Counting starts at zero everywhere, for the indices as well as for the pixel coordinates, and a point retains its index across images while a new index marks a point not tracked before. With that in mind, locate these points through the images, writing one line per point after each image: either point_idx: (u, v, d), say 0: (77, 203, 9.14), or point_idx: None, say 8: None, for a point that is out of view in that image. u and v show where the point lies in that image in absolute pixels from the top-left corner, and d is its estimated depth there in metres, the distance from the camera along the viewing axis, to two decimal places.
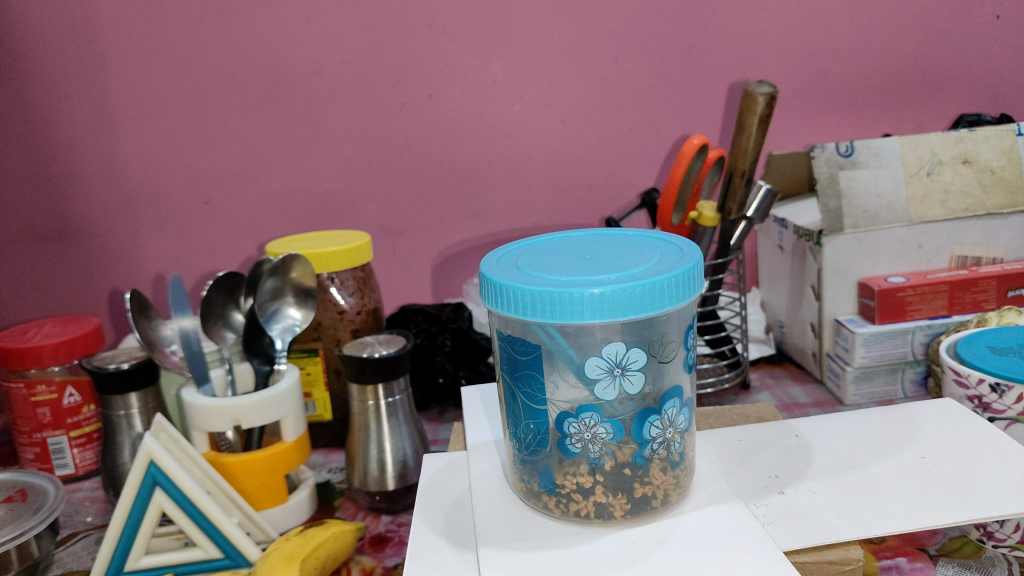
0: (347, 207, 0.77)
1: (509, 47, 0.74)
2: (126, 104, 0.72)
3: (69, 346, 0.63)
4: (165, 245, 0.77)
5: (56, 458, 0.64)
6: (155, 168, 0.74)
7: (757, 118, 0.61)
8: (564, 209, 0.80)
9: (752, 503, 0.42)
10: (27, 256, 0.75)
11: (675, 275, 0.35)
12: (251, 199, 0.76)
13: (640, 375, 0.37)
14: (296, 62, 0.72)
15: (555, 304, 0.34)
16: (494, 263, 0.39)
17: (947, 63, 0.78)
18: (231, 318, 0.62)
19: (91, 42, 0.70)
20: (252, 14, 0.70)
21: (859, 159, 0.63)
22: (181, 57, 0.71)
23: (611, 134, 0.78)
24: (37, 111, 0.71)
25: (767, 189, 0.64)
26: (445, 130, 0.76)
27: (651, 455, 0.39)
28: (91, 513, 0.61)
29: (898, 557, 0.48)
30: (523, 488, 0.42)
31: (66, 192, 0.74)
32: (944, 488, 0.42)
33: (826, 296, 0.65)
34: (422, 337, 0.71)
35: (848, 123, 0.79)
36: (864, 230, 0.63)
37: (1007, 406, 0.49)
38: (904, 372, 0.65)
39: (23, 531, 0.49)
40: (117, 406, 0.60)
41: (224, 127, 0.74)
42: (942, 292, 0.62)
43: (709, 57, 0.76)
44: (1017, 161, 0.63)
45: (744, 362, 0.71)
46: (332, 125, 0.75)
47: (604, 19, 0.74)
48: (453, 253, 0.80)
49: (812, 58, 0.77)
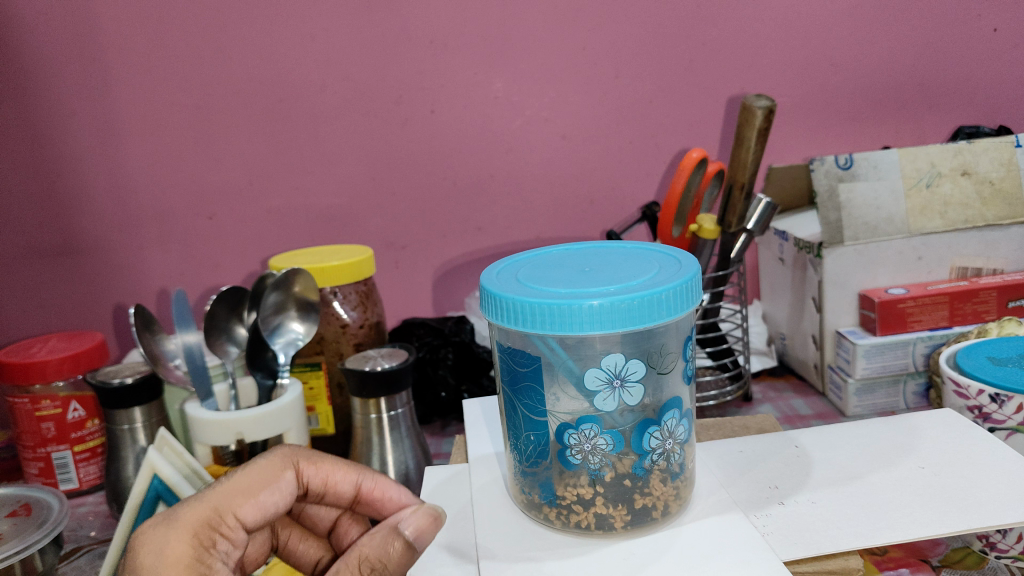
0: (350, 221, 0.78)
1: (510, 63, 0.75)
2: (132, 121, 0.73)
3: (74, 361, 0.64)
4: (169, 260, 0.78)
5: (61, 473, 0.65)
6: (160, 182, 0.75)
7: (757, 132, 0.61)
8: (565, 223, 0.80)
9: (752, 513, 0.42)
10: (32, 273, 0.76)
11: (674, 286, 0.35)
12: (254, 213, 0.77)
13: (639, 387, 0.38)
14: (300, 78, 0.73)
15: (555, 315, 0.34)
16: (494, 276, 0.40)
17: (946, 76, 0.78)
18: (235, 332, 0.63)
19: (97, 60, 0.71)
20: (256, 31, 0.71)
21: (858, 171, 0.63)
22: (186, 75, 0.72)
23: (613, 148, 0.78)
24: (44, 129, 0.73)
25: (767, 201, 0.64)
26: (447, 145, 0.77)
27: (651, 466, 0.39)
28: (96, 527, 0.61)
29: (900, 568, 0.47)
30: (523, 500, 0.42)
31: (71, 208, 0.75)
32: (943, 498, 0.42)
33: (826, 308, 0.65)
34: (424, 351, 0.71)
35: (847, 136, 0.80)
36: (864, 242, 0.63)
37: (1007, 416, 0.49)
38: (906, 383, 0.65)
39: (27, 546, 0.49)
40: (121, 420, 0.60)
41: (228, 143, 0.75)
42: (943, 304, 0.62)
43: (708, 70, 0.77)
44: (1016, 172, 0.64)
45: (746, 374, 0.71)
46: (335, 141, 0.76)
47: (605, 34, 0.75)
48: (454, 267, 0.81)
49: (810, 72, 0.77)
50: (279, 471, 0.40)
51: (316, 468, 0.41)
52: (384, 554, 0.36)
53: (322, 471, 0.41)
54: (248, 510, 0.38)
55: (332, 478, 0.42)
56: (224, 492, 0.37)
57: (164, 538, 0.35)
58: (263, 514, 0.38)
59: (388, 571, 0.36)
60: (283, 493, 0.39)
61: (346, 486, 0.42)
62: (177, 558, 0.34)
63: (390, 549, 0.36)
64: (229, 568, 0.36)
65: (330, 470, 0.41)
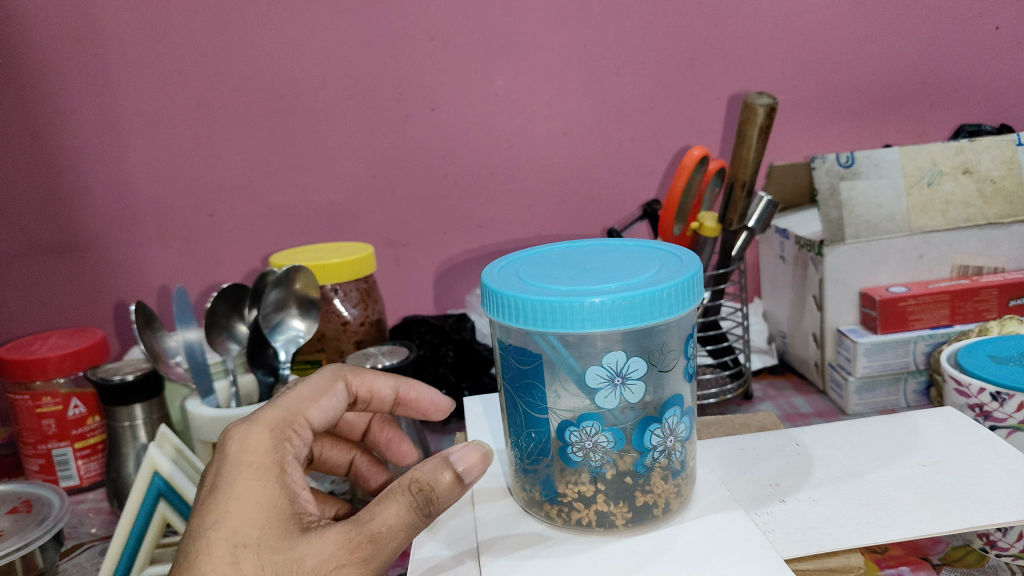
0: (351, 219, 0.78)
1: (511, 61, 0.75)
2: (133, 118, 0.73)
3: (75, 358, 0.64)
4: (170, 257, 0.78)
5: (61, 470, 0.65)
6: (161, 179, 0.75)
7: (757, 130, 0.61)
8: (565, 220, 0.80)
9: (753, 511, 0.42)
10: (33, 270, 0.76)
11: (675, 284, 0.35)
12: (255, 211, 0.77)
13: (640, 384, 0.37)
14: (300, 75, 0.73)
15: (555, 313, 0.34)
16: (495, 273, 0.40)
17: (947, 74, 0.78)
18: (236, 330, 0.63)
19: (97, 57, 0.71)
20: (256, 28, 0.71)
21: (859, 169, 0.63)
22: (186, 72, 0.72)
23: (613, 146, 0.78)
24: (44, 125, 0.72)
25: (767, 200, 0.63)
26: (447, 142, 0.77)
27: (652, 463, 0.39)
28: (96, 524, 0.61)
29: (900, 567, 0.47)
30: (525, 497, 0.42)
31: (72, 205, 0.75)
32: (944, 496, 0.42)
33: (827, 305, 0.65)
34: (425, 348, 0.71)
35: (848, 134, 0.80)
36: (865, 240, 0.63)
37: (1008, 414, 0.49)
38: (907, 382, 0.65)
39: (27, 542, 0.49)
40: (121, 418, 0.60)
41: (229, 140, 0.75)
42: (943, 301, 0.62)
43: (709, 68, 0.76)
44: (1017, 170, 0.64)
45: (746, 373, 0.71)
46: (336, 138, 0.75)
47: (606, 32, 0.75)
48: (455, 265, 0.81)
49: (811, 70, 0.77)
50: (333, 379, 0.43)
51: (360, 378, 0.45)
52: (434, 480, 0.36)
53: (365, 380, 0.46)
54: (315, 412, 0.40)
55: (375, 386, 0.46)
56: (291, 399, 0.40)
57: (247, 431, 0.37)
58: (325, 418, 0.41)
59: (436, 495, 0.36)
60: (338, 399, 0.43)
61: (387, 390, 0.47)
62: (256, 445, 0.36)
63: (441, 477, 0.36)
64: (300, 462, 0.38)
65: (372, 379, 0.46)
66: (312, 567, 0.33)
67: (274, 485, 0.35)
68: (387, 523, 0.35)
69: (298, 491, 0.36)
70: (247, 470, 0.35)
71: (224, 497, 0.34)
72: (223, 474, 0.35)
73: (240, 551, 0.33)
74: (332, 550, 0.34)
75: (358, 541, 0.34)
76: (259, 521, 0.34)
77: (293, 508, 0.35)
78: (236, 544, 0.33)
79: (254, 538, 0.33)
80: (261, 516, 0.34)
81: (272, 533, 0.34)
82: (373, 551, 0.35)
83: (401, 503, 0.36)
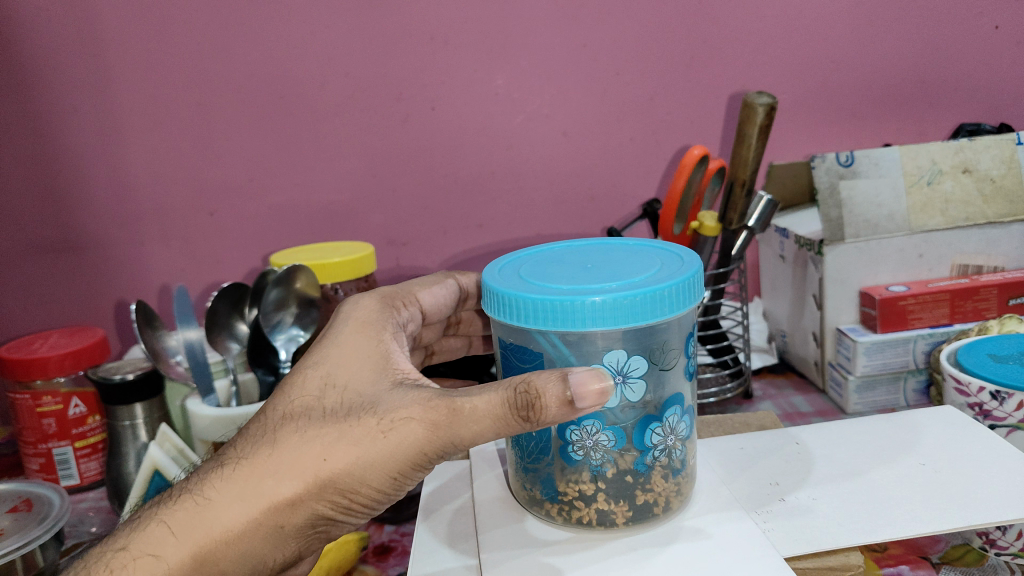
0: (351, 218, 0.78)
1: (512, 59, 0.75)
2: (133, 117, 0.73)
3: (75, 357, 0.63)
4: (170, 256, 0.78)
5: (62, 469, 0.65)
6: (162, 178, 0.75)
7: (757, 129, 0.62)
8: (565, 220, 0.80)
9: (753, 510, 0.42)
10: (34, 268, 0.76)
11: (675, 283, 0.35)
12: (255, 210, 0.77)
13: (641, 383, 0.38)
14: (300, 74, 0.73)
15: (557, 312, 0.34)
16: (496, 272, 0.40)
17: (946, 73, 0.78)
18: (236, 329, 0.63)
19: (98, 56, 0.71)
20: (257, 27, 0.71)
21: (859, 168, 0.63)
22: (187, 71, 0.72)
23: (613, 145, 0.78)
24: (45, 124, 0.72)
25: (767, 199, 0.63)
26: (447, 142, 0.77)
27: (652, 462, 0.39)
28: (97, 523, 0.61)
29: (900, 565, 0.48)
30: (525, 496, 0.42)
31: (73, 203, 0.75)
32: (944, 494, 0.42)
33: (827, 305, 0.66)
34: None
35: (847, 133, 0.80)
36: (864, 239, 0.63)
37: (1008, 413, 0.49)
38: (906, 381, 0.65)
39: (28, 541, 0.49)
40: (121, 417, 0.60)
41: (229, 140, 0.75)
42: (944, 301, 0.62)
43: (709, 67, 0.76)
44: (1016, 169, 0.64)
45: (746, 372, 0.71)
46: (337, 137, 0.75)
47: (606, 31, 0.75)
48: (455, 264, 0.81)
49: (810, 70, 0.77)
50: (444, 277, 0.57)
51: (466, 276, 0.59)
52: (542, 390, 0.34)
53: (470, 277, 0.60)
54: (427, 294, 0.54)
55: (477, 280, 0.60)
56: (407, 286, 0.53)
57: (363, 306, 0.46)
58: (432, 301, 0.54)
59: (540, 403, 0.34)
60: (447, 290, 0.56)
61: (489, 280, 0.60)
62: (367, 314, 0.45)
63: (551, 389, 0.33)
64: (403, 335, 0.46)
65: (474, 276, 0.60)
66: (381, 412, 0.36)
67: (374, 344, 0.41)
68: (474, 402, 0.35)
69: (396, 361, 0.40)
70: (357, 328, 0.42)
71: (331, 343, 0.41)
72: (338, 328, 0.43)
73: (327, 388, 0.38)
74: (408, 406, 0.36)
75: (436, 404, 0.36)
76: (351, 367, 0.39)
77: (383, 368, 0.39)
78: (327, 383, 0.38)
79: (343, 381, 0.38)
80: (354, 363, 0.39)
81: (359, 379, 0.38)
82: (449, 421, 0.35)
83: (501, 394, 0.35)
